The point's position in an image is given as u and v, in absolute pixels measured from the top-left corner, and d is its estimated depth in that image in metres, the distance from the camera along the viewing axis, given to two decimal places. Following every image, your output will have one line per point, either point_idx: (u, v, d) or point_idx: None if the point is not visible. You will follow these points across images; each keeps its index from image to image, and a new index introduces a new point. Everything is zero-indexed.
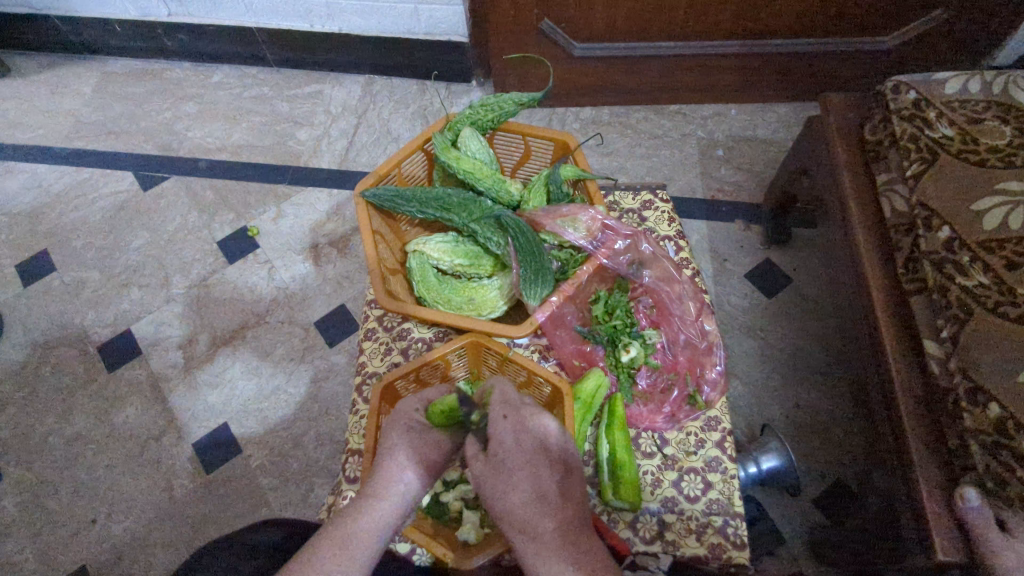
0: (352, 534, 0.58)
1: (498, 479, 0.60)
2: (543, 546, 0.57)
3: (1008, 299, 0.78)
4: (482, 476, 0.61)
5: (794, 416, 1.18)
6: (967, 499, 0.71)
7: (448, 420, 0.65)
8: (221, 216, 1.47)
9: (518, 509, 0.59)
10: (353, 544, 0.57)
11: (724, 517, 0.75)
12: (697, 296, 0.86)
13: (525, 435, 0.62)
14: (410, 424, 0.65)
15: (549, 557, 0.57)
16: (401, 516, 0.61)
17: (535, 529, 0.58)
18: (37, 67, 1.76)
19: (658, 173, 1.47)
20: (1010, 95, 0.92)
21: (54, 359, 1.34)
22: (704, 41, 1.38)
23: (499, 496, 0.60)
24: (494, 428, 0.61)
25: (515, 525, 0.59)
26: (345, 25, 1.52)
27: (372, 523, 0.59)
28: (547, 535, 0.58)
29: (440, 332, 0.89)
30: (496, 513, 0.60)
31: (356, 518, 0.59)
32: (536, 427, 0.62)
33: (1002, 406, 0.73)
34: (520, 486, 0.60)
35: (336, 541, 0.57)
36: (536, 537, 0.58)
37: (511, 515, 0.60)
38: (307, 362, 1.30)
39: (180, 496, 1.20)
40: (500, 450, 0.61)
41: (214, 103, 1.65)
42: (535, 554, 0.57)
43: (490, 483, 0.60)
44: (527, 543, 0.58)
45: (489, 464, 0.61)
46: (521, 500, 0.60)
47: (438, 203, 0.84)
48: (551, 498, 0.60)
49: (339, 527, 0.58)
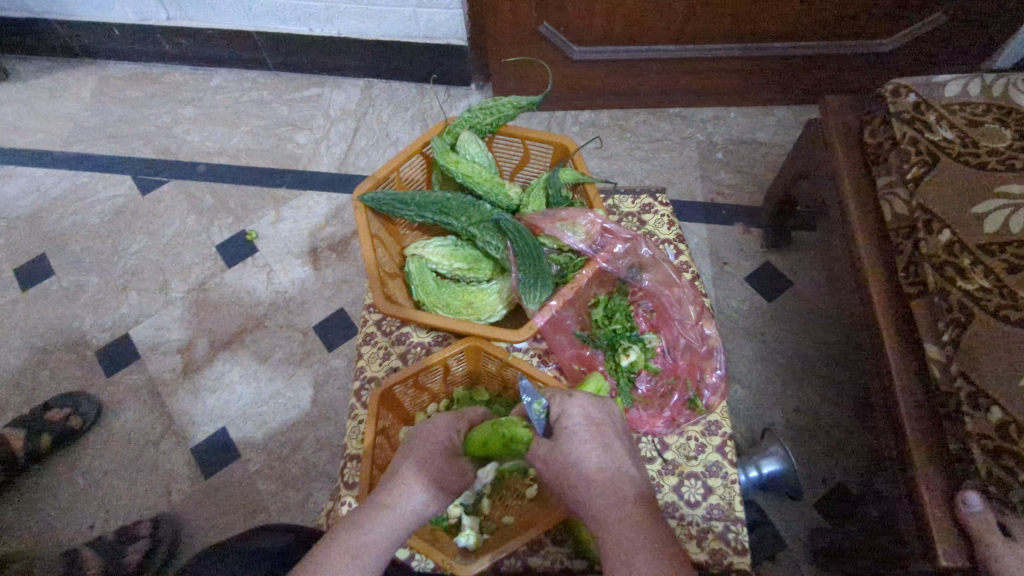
0: (363, 544, 0.57)
1: (568, 451, 0.59)
2: (627, 517, 0.56)
3: (1009, 302, 0.78)
4: (550, 454, 0.60)
5: (794, 420, 1.17)
6: (968, 504, 0.71)
7: (507, 446, 0.63)
8: (221, 220, 1.47)
9: (595, 478, 0.58)
10: (363, 554, 0.56)
11: (725, 522, 0.74)
12: (697, 300, 0.85)
13: (595, 408, 0.62)
14: (435, 442, 0.65)
15: (634, 527, 0.55)
16: (410, 529, 0.60)
17: (614, 500, 0.57)
18: (36, 72, 1.76)
19: (658, 176, 1.47)
20: (1010, 97, 0.92)
21: (52, 364, 1.33)
22: (704, 45, 1.38)
23: (573, 463, 0.59)
24: (560, 407, 0.61)
25: (592, 494, 0.57)
26: (345, 29, 1.52)
27: (382, 533, 0.58)
28: (629, 506, 0.57)
29: (439, 336, 0.88)
30: (568, 486, 0.59)
31: (367, 526, 0.58)
32: (602, 405, 0.62)
33: (1004, 410, 0.73)
34: (592, 457, 0.59)
35: (346, 549, 0.56)
36: (615, 508, 0.56)
37: (586, 485, 0.58)
38: (307, 367, 1.30)
39: (179, 501, 1.19)
40: (570, 424, 0.60)
41: (214, 107, 1.65)
42: (619, 524, 0.55)
43: (558, 456, 0.59)
44: (609, 513, 0.56)
45: (557, 439, 0.60)
46: (597, 468, 0.59)
47: (437, 207, 0.85)
48: (626, 472, 0.59)
49: (349, 534, 0.57)
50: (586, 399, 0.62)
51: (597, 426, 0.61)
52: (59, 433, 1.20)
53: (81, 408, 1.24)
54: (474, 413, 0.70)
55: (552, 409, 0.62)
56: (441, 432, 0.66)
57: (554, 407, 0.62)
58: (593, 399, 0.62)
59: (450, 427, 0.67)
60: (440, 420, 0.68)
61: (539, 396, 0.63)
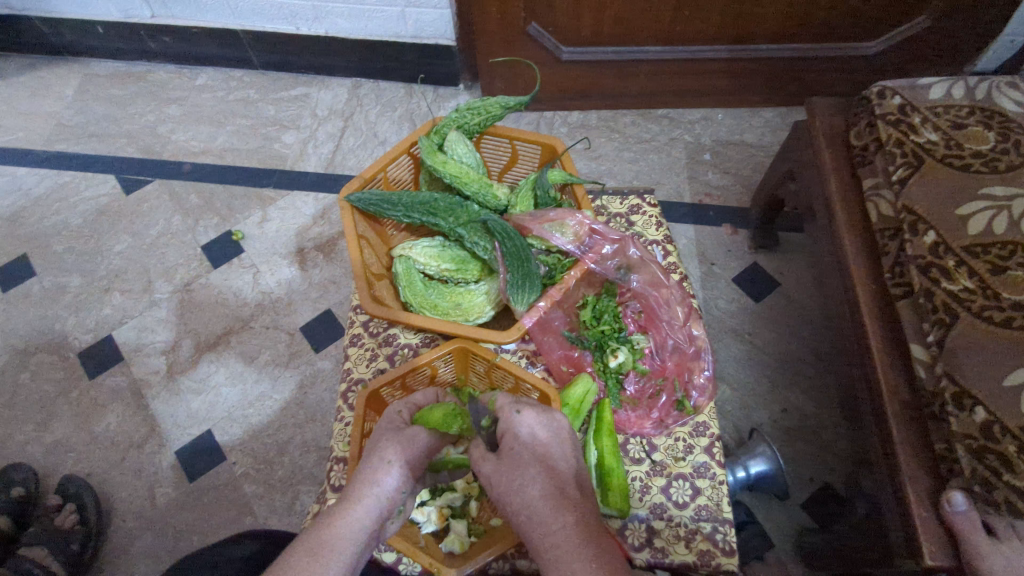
0: (325, 541, 0.53)
1: (511, 473, 0.57)
2: (564, 542, 0.51)
3: (993, 303, 0.79)
4: (493, 472, 0.58)
5: (782, 420, 1.18)
6: (954, 503, 0.72)
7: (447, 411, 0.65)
8: (206, 220, 1.45)
9: (537, 501, 0.54)
10: (328, 552, 0.52)
11: (713, 523, 0.74)
12: (685, 301, 0.85)
13: (541, 428, 0.61)
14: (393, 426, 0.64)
15: (571, 552, 0.51)
16: (378, 518, 0.56)
17: (552, 523, 0.53)
18: (16, 69, 1.73)
19: (646, 177, 1.47)
20: (993, 100, 0.93)
21: (33, 366, 1.31)
22: (691, 46, 1.38)
23: (514, 489, 0.56)
24: (508, 424, 0.61)
25: (533, 520, 0.54)
26: (332, 28, 1.51)
27: (348, 527, 0.54)
28: (570, 530, 0.52)
29: (426, 338, 0.87)
30: (511, 511, 0.56)
31: (330, 523, 0.54)
32: (551, 423, 0.61)
33: (987, 409, 0.74)
34: (539, 475, 0.56)
35: (310, 547, 0.52)
36: (556, 534, 0.52)
37: (528, 512, 0.54)
38: (292, 369, 1.28)
39: (162, 505, 1.18)
40: (515, 445, 0.59)
41: (199, 106, 1.63)
42: (557, 549, 0.51)
43: (503, 480, 0.57)
44: (546, 538, 0.52)
45: (502, 459, 0.58)
46: (538, 491, 0.55)
47: (425, 207, 0.84)
48: (570, 493, 0.56)
49: (313, 533, 0.54)
50: (533, 417, 0.61)
51: (543, 449, 0.59)
52: (11, 513, 1.14)
53: (14, 484, 1.17)
54: (422, 396, 0.69)
55: (500, 426, 0.61)
56: (387, 419, 0.65)
57: (502, 424, 0.61)
58: (540, 416, 0.62)
59: (396, 413, 0.66)
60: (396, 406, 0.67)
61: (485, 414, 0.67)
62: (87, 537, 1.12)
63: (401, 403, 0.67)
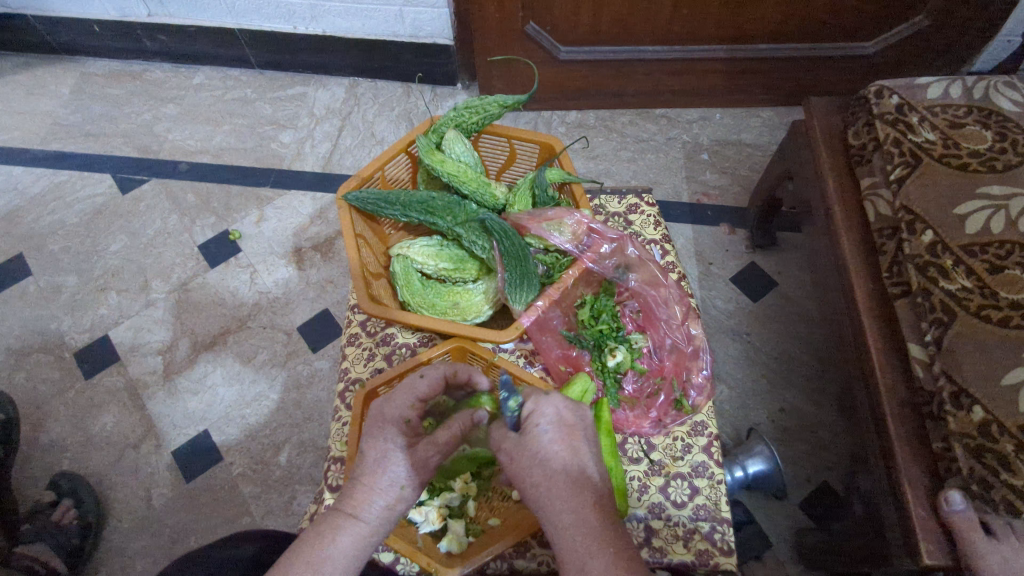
0: (329, 556, 0.54)
1: (533, 450, 0.56)
2: (582, 524, 0.53)
3: (991, 302, 0.79)
4: (515, 449, 0.57)
5: (780, 420, 1.18)
6: (952, 502, 0.72)
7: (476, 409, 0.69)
8: (202, 220, 1.45)
9: (556, 479, 0.55)
10: (330, 566, 0.54)
11: (711, 523, 0.74)
12: (683, 301, 0.85)
13: (568, 410, 0.59)
14: (394, 426, 0.60)
15: (590, 534, 0.52)
16: (381, 531, 0.57)
17: (571, 504, 0.54)
18: (12, 68, 1.72)
19: (644, 177, 1.47)
20: (990, 100, 0.93)
21: (29, 367, 1.30)
22: (689, 46, 1.38)
23: (536, 463, 0.55)
24: (534, 404, 0.59)
25: (548, 500, 0.54)
26: (329, 27, 1.51)
27: (352, 543, 0.55)
28: (588, 512, 0.53)
29: (423, 337, 0.87)
30: (528, 486, 0.55)
31: (333, 537, 0.55)
32: (577, 407, 0.60)
33: (985, 409, 0.74)
34: (558, 458, 0.56)
35: (314, 561, 0.53)
36: (574, 514, 0.53)
37: (547, 487, 0.54)
38: (289, 369, 1.28)
39: (159, 505, 1.17)
40: (540, 423, 0.57)
41: (196, 105, 1.63)
42: (573, 531, 0.53)
43: (525, 455, 0.56)
44: (564, 520, 0.53)
45: (527, 435, 0.57)
46: (560, 466, 0.55)
47: (422, 206, 0.84)
48: (590, 476, 0.56)
49: (316, 545, 0.54)
50: (561, 400, 0.59)
51: (568, 428, 0.58)
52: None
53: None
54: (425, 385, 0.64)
55: (525, 407, 0.59)
56: (390, 424, 0.61)
57: (528, 404, 0.59)
58: (567, 401, 0.60)
59: (403, 417, 0.62)
60: (396, 397, 0.63)
61: (513, 396, 0.60)
62: (86, 530, 1.13)
63: (404, 394, 0.63)
